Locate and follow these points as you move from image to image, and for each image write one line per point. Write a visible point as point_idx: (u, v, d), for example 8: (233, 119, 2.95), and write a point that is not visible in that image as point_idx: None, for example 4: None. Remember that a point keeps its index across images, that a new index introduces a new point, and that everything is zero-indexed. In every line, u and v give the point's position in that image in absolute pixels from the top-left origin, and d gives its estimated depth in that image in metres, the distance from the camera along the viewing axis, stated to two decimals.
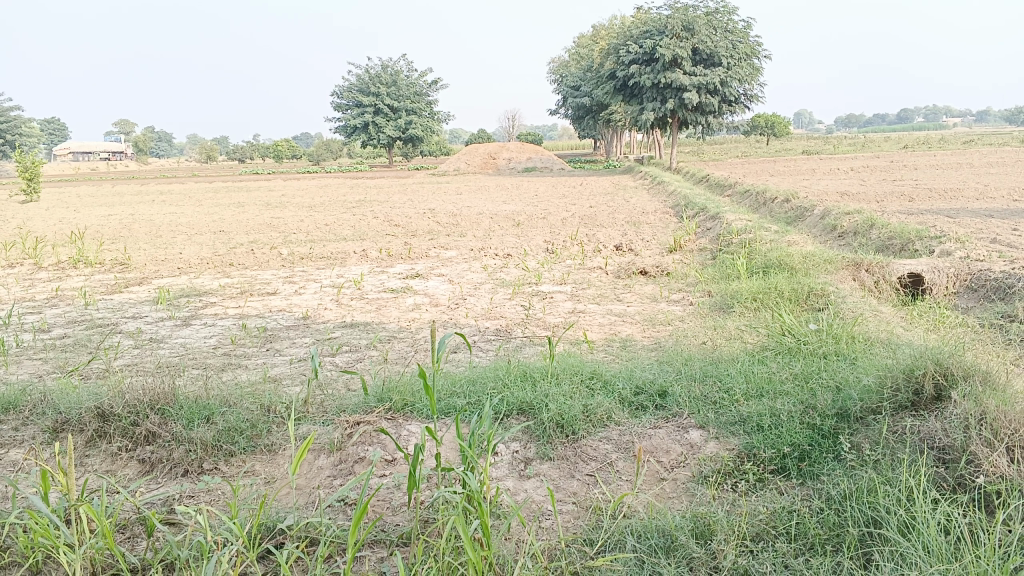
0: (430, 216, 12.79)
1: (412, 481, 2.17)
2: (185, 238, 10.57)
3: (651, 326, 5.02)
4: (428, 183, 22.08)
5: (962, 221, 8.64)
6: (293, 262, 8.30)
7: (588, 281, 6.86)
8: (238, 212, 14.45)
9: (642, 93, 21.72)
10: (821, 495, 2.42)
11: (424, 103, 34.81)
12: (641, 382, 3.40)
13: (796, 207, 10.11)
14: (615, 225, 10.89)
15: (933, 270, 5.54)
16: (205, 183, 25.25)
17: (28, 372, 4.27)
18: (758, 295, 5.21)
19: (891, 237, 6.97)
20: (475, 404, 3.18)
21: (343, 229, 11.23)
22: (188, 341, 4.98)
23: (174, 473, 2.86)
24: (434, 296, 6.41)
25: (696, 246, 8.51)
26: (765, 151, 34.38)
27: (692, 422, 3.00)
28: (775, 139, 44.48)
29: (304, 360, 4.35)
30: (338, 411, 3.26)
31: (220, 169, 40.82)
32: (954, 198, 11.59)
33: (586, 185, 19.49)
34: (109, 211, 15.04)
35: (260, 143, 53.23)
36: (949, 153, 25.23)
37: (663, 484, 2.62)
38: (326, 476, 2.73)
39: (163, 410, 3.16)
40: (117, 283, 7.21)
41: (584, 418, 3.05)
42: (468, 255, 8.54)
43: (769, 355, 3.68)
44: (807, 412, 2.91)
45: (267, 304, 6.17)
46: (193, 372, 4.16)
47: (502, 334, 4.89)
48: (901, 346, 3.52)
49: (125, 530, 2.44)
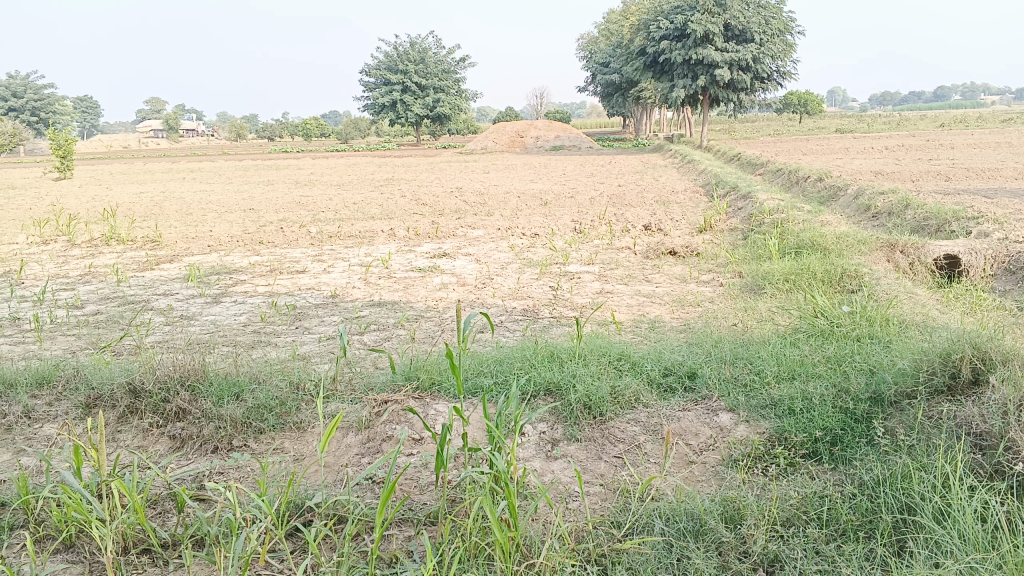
0: (458, 195, 12.76)
1: (439, 461, 2.17)
2: (215, 216, 10.66)
3: (680, 307, 4.96)
4: (456, 162, 22.07)
5: (999, 201, 8.44)
6: (322, 241, 8.34)
7: (616, 261, 6.82)
8: (268, 190, 14.55)
9: (674, 69, 21.47)
10: (853, 481, 2.38)
11: (452, 80, 34.72)
12: (670, 364, 3.37)
13: (829, 186, 9.95)
14: (644, 205, 10.80)
15: (971, 252, 5.42)
16: (235, 161, 25.47)
17: (61, 347, 4.33)
18: (790, 277, 5.14)
19: (926, 218, 6.83)
20: (502, 384, 3.18)
21: (371, 207, 11.25)
22: (217, 318, 5.02)
23: (204, 449, 2.88)
24: (461, 275, 6.40)
25: (727, 226, 8.41)
26: (798, 129, 33.81)
27: (721, 405, 2.97)
28: (808, 117, 43.71)
29: (333, 339, 4.36)
30: (365, 389, 3.26)
31: (250, 148, 41.06)
32: (992, 178, 11.33)
33: (615, 164, 19.37)
34: (142, 189, 15.18)
35: (289, 122, 53.53)
36: (987, 131, 24.67)
37: (692, 467, 2.59)
38: (354, 454, 2.74)
39: (193, 387, 3.19)
40: (149, 260, 7.29)
41: (613, 399, 3.02)
42: (495, 235, 8.53)
43: (801, 338, 3.62)
44: (840, 396, 2.86)
45: (296, 282, 6.20)
46: (222, 350, 4.19)
47: (529, 313, 4.87)
48: (937, 330, 3.45)
49: (156, 505, 2.48)
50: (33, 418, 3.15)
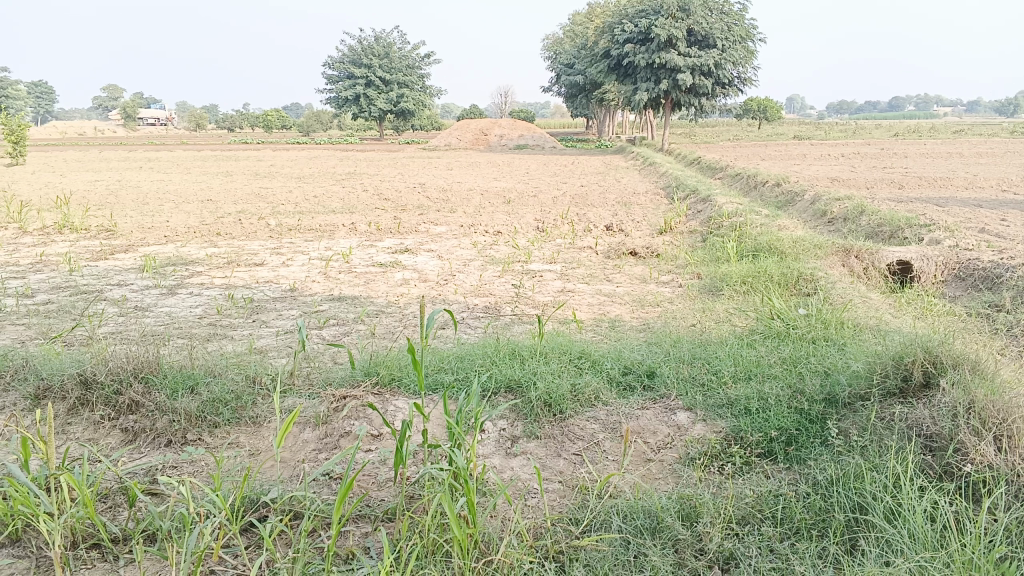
0: (420, 191, 12.71)
1: (398, 456, 2.15)
2: (172, 206, 10.48)
3: (640, 307, 5.00)
4: (419, 158, 21.98)
5: (950, 210, 8.65)
6: (282, 233, 8.24)
7: (577, 261, 6.84)
8: (227, 181, 14.36)
9: (637, 72, 21.63)
10: (807, 480, 2.42)
11: (416, 76, 34.57)
12: (630, 363, 3.39)
13: (787, 191, 10.11)
14: (606, 205, 10.87)
15: (922, 258, 5.55)
16: (194, 151, 25.06)
17: (10, 337, 4.21)
18: (747, 279, 5.21)
19: (880, 224, 6.98)
20: (463, 380, 3.17)
21: (332, 201, 11.15)
22: (173, 310, 4.93)
23: (157, 443, 2.83)
24: (423, 271, 6.37)
25: (687, 228, 8.50)
26: (758, 134, 34.28)
27: (679, 404, 3.00)
28: (767, 123, 44.30)
29: (291, 333, 4.31)
30: (324, 383, 3.23)
31: (209, 138, 40.44)
32: (943, 187, 11.61)
33: (578, 164, 19.46)
34: (96, 177, 14.89)
35: (250, 113, 52.80)
36: (940, 142, 25.26)
37: (649, 465, 2.61)
38: (311, 450, 2.71)
39: (147, 379, 3.12)
40: (102, 249, 7.13)
41: (572, 397, 3.04)
42: (457, 232, 8.51)
43: (758, 339, 3.66)
44: (795, 397, 2.91)
45: (255, 275, 6.11)
46: (178, 342, 4.12)
47: (490, 311, 4.87)
48: (890, 333, 3.53)
49: (106, 500, 2.42)
50: None
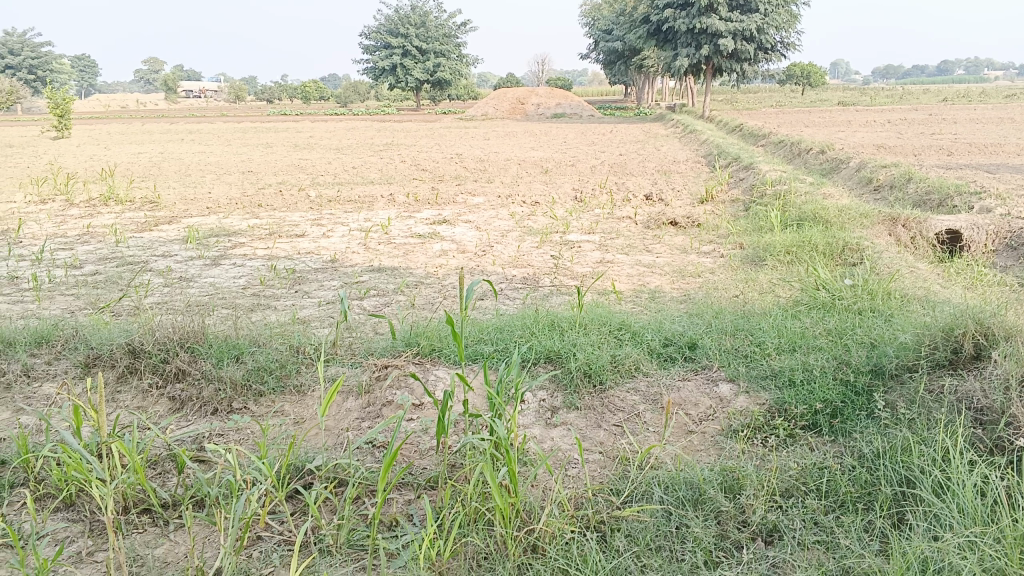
0: (457, 161, 12.70)
1: (440, 426, 2.16)
2: (214, 177, 10.60)
3: (680, 278, 4.95)
4: (456, 127, 21.93)
5: (1002, 177, 8.42)
6: (321, 205, 8.30)
7: (616, 231, 6.80)
8: (266, 152, 14.49)
9: (677, 38, 21.27)
10: (853, 453, 2.39)
11: (453, 45, 34.38)
12: (670, 334, 3.36)
13: (831, 159, 9.91)
14: (646, 174, 10.76)
15: (972, 227, 5.41)
16: (234, 123, 25.27)
17: (60, 307, 4.31)
18: (791, 248, 5.13)
19: (928, 192, 6.81)
20: (503, 351, 3.17)
21: (371, 172, 11.19)
22: (217, 280, 5.00)
23: (204, 411, 2.89)
24: (461, 242, 6.37)
25: (728, 197, 8.38)
26: (801, 101, 33.57)
27: (722, 375, 2.97)
28: (810, 89, 43.30)
29: (332, 304, 4.35)
30: (366, 353, 3.26)
31: (250, 111, 40.78)
32: (994, 153, 11.29)
33: (617, 132, 19.26)
34: (139, 149, 15.10)
35: (288, 84, 53.03)
36: (991, 106, 24.51)
37: (691, 437, 2.60)
38: (354, 419, 2.74)
39: (193, 348, 3.18)
40: (147, 221, 7.25)
41: (613, 368, 3.02)
42: (496, 202, 8.49)
43: (802, 310, 3.60)
44: (840, 369, 2.86)
45: (296, 246, 6.17)
46: (222, 312, 4.18)
47: (530, 282, 4.86)
48: (939, 304, 3.45)
49: (156, 466, 2.48)
50: (32, 377, 3.15)
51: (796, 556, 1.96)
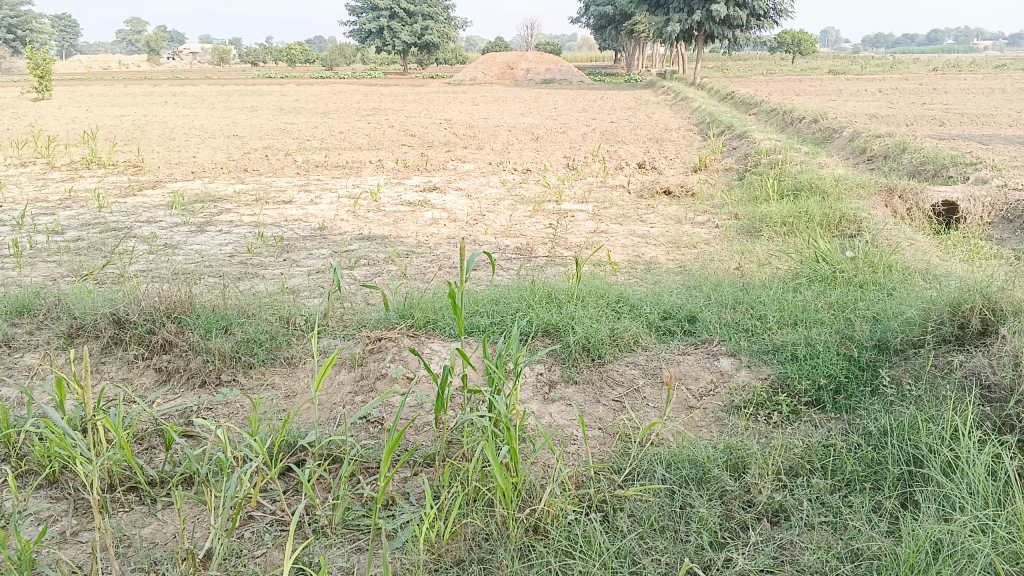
0: (446, 127, 12.53)
1: (439, 403, 2.09)
2: (199, 141, 10.41)
3: (675, 249, 4.88)
4: (444, 93, 21.64)
5: (995, 148, 8.37)
6: (309, 170, 8.15)
7: (610, 200, 6.71)
8: (252, 116, 14.25)
9: (669, 3, 21.00)
10: (858, 430, 2.35)
11: (441, 8, 33.87)
12: (669, 307, 3.30)
13: (825, 128, 9.83)
14: (638, 142, 10.66)
15: (969, 199, 5.36)
16: (218, 85, 24.81)
17: (42, 275, 4.19)
18: (788, 220, 5.08)
19: (924, 163, 6.76)
20: (500, 323, 3.10)
21: (359, 137, 11.02)
22: (203, 248, 4.88)
23: (191, 384, 2.81)
24: (452, 210, 6.26)
25: (722, 166, 8.30)
26: (792, 69, 33.34)
27: (722, 349, 2.91)
28: (801, 57, 42.98)
29: (322, 273, 4.25)
30: (358, 325, 3.18)
31: (235, 74, 40.10)
32: (986, 124, 11.24)
33: (607, 99, 19.06)
34: (121, 112, 14.79)
35: (273, 47, 52.19)
36: (981, 76, 24.43)
37: (692, 413, 2.54)
38: (347, 393, 2.66)
39: (180, 319, 3.09)
40: (131, 186, 7.09)
41: (611, 342, 2.96)
42: (486, 169, 8.37)
43: (803, 283, 3.54)
44: (843, 343, 2.81)
45: (284, 213, 6.04)
46: (209, 281, 4.08)
47: (524, 252, 4.78)
48: (941, 278, 3.40)
49: (142, 442, 2.41)
50: (13, 348, 3.05)
51: (804, 537, 1.92)
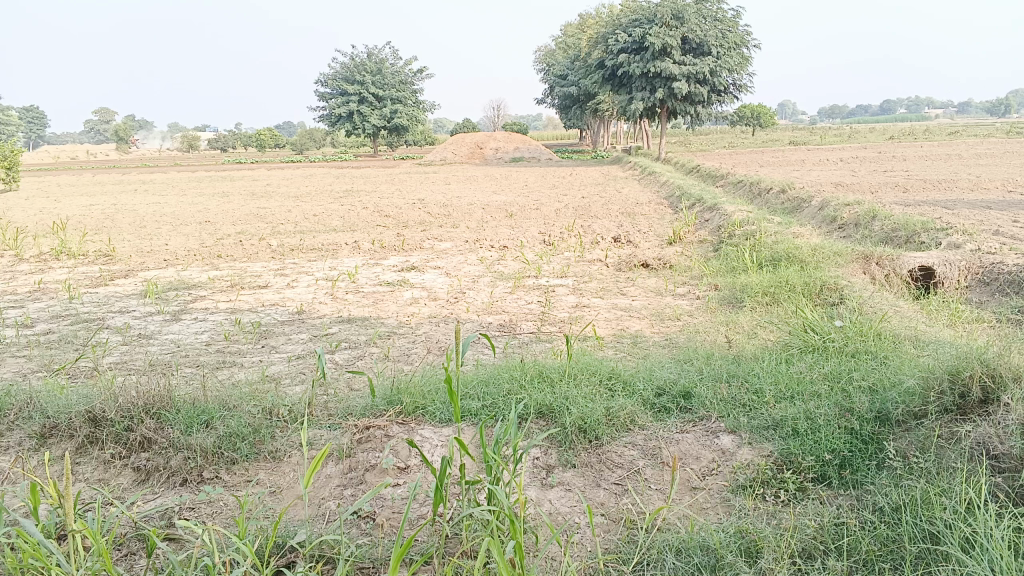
0: (420, 206, 12.58)
1: (438, 496, 2.00)
2: (170, 228, 10.33)
3: (659, 321, 4.85)
4: (416, 173, 21.86)
5: (962, 213, 8.54)
6: (284, 254, 8.09)
7: (589, 274, 6.71)
8: (223, 202, 14.22)
9: (632, 82, 21.56)
10: (869, 507, 2.29)
11: (410, 92, 34.54)
12: (663, 383, 3.24)
13: (793, 197, 10.00)
14: (610, 216, 10.74)
15: (944, 263, 5.42)
16: (187, 172, 24.85)
17: (10, 371, 4.05)
18: (770, 290, 5.10)
19: (895, 229, 6.86)
20: (492, 406, 3.01)
21: (333, 219, 11.03)
22: (179, 337, 4.77)
23: (172, 483, 2.68)
24: (432, 289, 6.21)
25: (696, 238, 8.38)
26: (753, 142, 34.21)
27: (721, 426, 2.84)
28: (761, 130, 44.14)
29: (303, 359, 4.15)
30: (345, 413, 3.06)
31: (205, 160, 40.32)
32: (948, 189, 11.51)
33: (577, 175, 19.33)
34: (91, 201, 14.71)
35: (243, 133, 52.70)
36: (935, 143, 25.21)
37: (696, 494, 2.46)
38: (336, 487, 2.55)
39: (159, 414, 2.97)
40: (102, 276, 6.97)
41: (607, 422, 2.88)
42: (463, 247, 8.36)
43: (795, 354, 3.51)
44: (844, 416, 2.76)
45: (260, 298, 5.95)
46: (186, 371, 3.96)
47: (508, 329, 4.72)
48: (933, 346, 3.39)
49: (121, 548, 2.28)
50: None
51: None
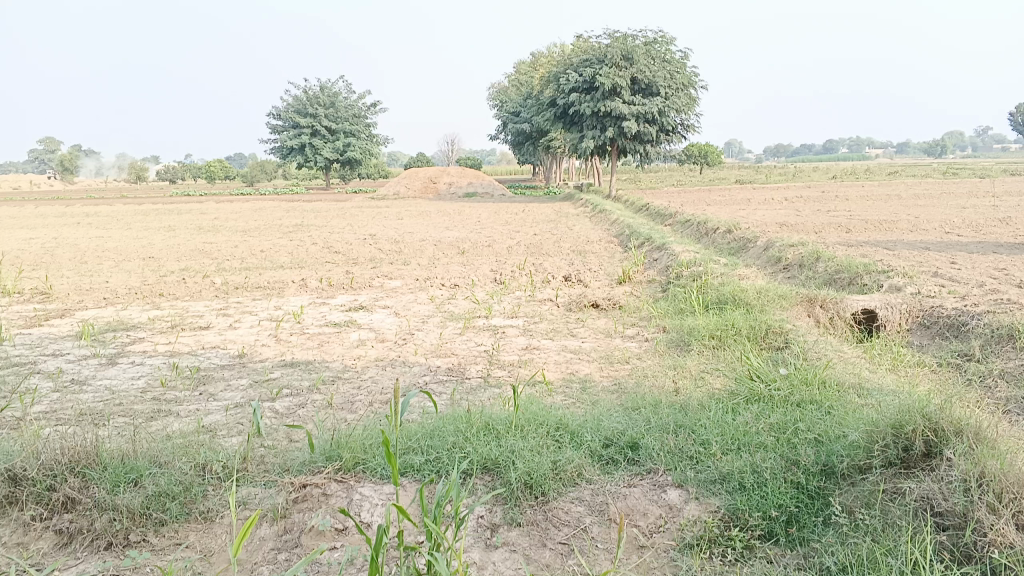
0: (371, 242, 12.50)
1: (376, 566, 1.93)
2: (112, 265, 10.07)
3: (608, 364, 4.83)
4: (368, 207, 21.80)
5: (902, 254, 8.75)
6: (229, 292, 7.93)
7: (539, 314, 6.69)
8: (169, 236, 13.94)
9: (583, 121, 21.83)
10: (815, 566, 2.26)
11: (362, 126, 34.55)
12: (610, 434, 3.18)
13: (739, 237, 10.17)
14: (561, 254, 10.78)
15: (886, 306, 5.50)
16: (133, 205, 24.38)
17: None
18: (716, 334, 5.13)
19: (838, 271, 6.98)
20: (435, 461, 2.93)
21: (281, 255, 10.86)
22: (113, 383, 4.60)
23: (95, 547, 2.55)
24: (380, 330, 6.11)
25: (645, 277, 8.44)
26: (702, 179, 34.87)
27: (668, 480, 2.80)
28: (709, 168, 45.02)
29: (241, 407, 4.01)
30: (282, 470, 2.95)
31: (151, 190, 39.75)
32: (889, 230, 11.80)
33: (529, 211, 19.46)
34: (30, 235, 14.32)
35: (192, 165, 52.18)
36: (875, 183, 25.95)
37: (643, 553, 2.41)
38: (269, 551, 2.45)
39: (85, 472, 2.84)
40: (36, 316, 6.74)
41: (554, 476, 2.82)
42: (413, 286, 8.30)
43: (741, 404, 3.50)
44: (790, 469, 2.74)
45: (200, 340, 5.79)
46: (117, 422, 3.80)
47: (455, 374, 4.65)
48: (877, 396, 3.41)
49: None
50: None
51: None
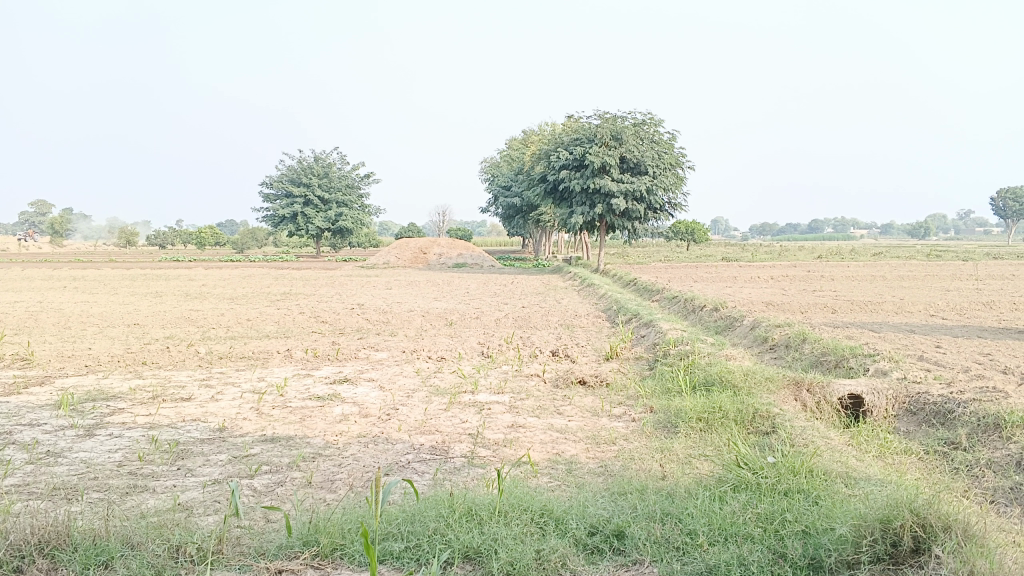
0: (358, 312, 12.49)
1: None
2: (96, 331, 9.97)
3: (595, 445, 4.76)
4: (358, 276, 21.85)
5: (888, 337, 8.79)
6: (212, 362, 7.85)
7: (525, 390, 6.65)
8: (155, 302, 13.85)
9: (572, 197, 22.11)
10: None
11: (355, 196, 34.89)
12: (596, 520, 3.12)
13: (726, 315, 10.22)
14: (549, 328, 10.80)
15: (873, 392, 5.50)
16: (121, 268, 24.30)
17: None
18: (703, 415, 5.10)
19: (825, 354, 7.00)
20: (415, 549, 2.87)
21: (267, 324, 10.81)
22: (89, 455, 4.50)
23: None
24: (364, 405, 6.04)
25: (632, 354, 8.44)
26: (690, 256, 35.18)
27: (654, 572, 2.75)
28: (697, 245, 45.56)
29: (219, 484, 3.93)
30: (258, 553, 2.88)
31: (141, 254, 39.71)
32: (874, 311, 11.91)
33: (518, 284, 19.55)
34: (16, 298, 14.23)
35: (183, 230, 52.39)
36: (861, 263, 26.27)
37: None
38: None
39: (54, 553, 2.78)
40: (16, 383, 6.64)
41: (538, 566, 2.76)
42: (399, 358, 8.26)
43: (728, 491, 3.46)
44: (778, 562, 2.70)
45: (181, 412, 5.70)
46: (91, 497, 3.72)
47: (439, 452, 4.58)
48: (865, 487, 3.39)
49: None
50: None
51: None
